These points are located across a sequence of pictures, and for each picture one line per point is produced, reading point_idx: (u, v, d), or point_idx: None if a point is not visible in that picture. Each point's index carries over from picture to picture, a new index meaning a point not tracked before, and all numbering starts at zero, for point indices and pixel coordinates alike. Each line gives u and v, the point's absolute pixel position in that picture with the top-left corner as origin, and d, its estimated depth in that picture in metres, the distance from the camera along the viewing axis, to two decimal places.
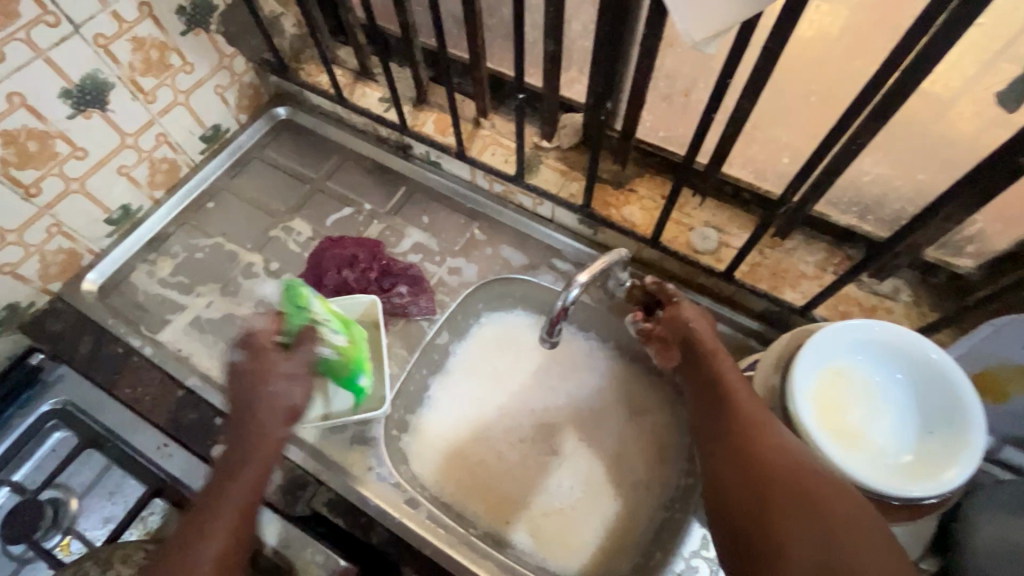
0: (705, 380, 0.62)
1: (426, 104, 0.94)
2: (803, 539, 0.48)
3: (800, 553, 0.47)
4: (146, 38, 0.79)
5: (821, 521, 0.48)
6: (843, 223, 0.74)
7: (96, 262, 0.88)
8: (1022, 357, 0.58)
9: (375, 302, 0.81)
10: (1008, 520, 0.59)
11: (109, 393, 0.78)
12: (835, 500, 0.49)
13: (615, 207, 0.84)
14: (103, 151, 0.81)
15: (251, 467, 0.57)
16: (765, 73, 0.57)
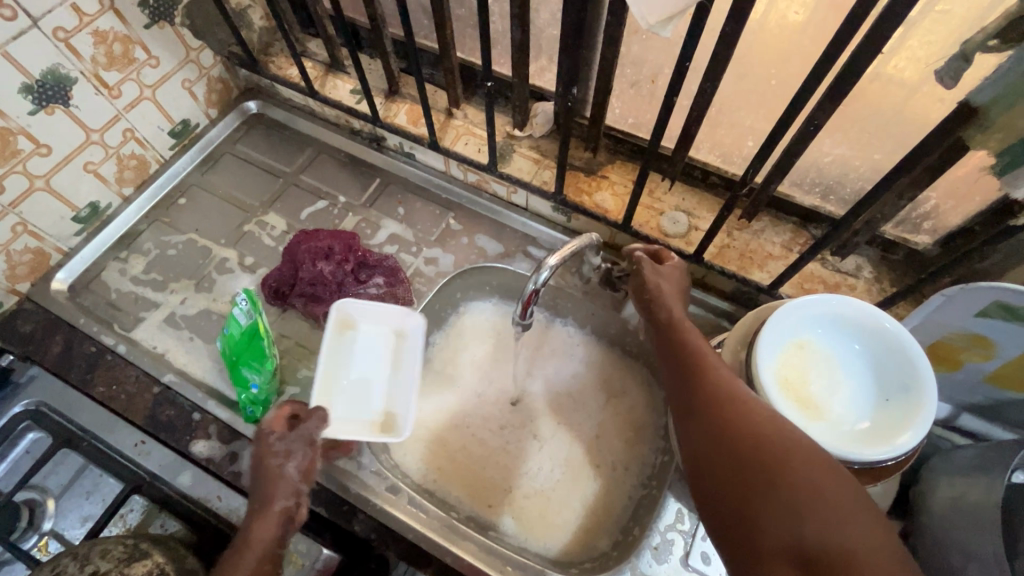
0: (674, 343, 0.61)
1: (398, 95, 0.94)
2: (774, 503, 0.46)
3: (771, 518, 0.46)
4: (108, 31, 0.78)
5: (789, 479, 0.46)
6: (807, 204, 0.77)
7: (65, 261, 0.87)
8: (971, 324, 0.61)
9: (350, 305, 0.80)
10: (961, 480, 0.62)
11: (83, 392, 0.77)
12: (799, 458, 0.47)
13: (588, 193, 0.85)
14: (68, 148, 0.80)
15: (272, 520, 0.57)
16: (724, 57, 0.58)
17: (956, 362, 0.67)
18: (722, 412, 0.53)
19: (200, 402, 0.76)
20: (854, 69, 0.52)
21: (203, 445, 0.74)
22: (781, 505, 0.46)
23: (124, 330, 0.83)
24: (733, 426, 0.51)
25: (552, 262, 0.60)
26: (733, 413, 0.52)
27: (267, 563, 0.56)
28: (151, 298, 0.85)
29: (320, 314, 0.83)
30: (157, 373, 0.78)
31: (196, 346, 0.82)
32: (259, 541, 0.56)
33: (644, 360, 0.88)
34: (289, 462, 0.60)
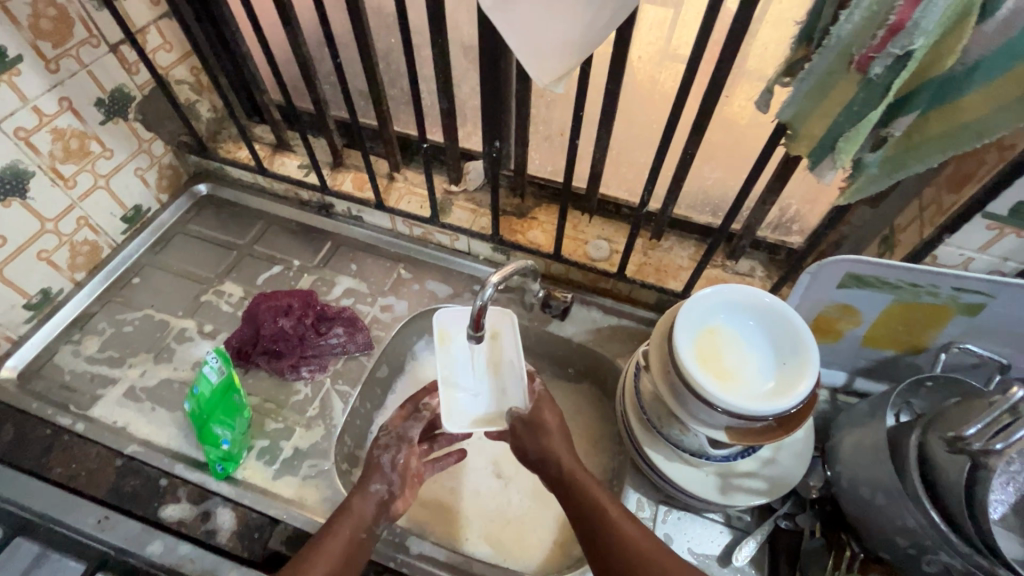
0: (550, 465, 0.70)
1: (343, 166, 1.05)
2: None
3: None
4: (66, 128, 0.85)
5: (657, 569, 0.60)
6: (702, 221, 0.93)
7: (14, 349, 0.87)
8: (834, 296, 0.75)
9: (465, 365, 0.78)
10: (860, 427, 0.73)
11: (39, 475, 0.76)
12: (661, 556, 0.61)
13: (521, 232, 0.97)
14: (23, 237, 0.83)
15: (362, 501, 0.68)
16: (610, 107, 0.74)
17: (837, 331, 0.80)
18: (595, 525, 0.64)
19: (167, 466, 0.76)
20: (707, 108, 0.69)
21: (173, 508, 0.74)
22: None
23: (80, 410, 0.82)
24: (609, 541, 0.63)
25: (493, 281, 0.69)
26: (608, 532, 0.63)
27: (362, 534, 0.66)
28: (108, 375, 0.86)
29: (284, 367, 0.87)
30: (120, 445, 0.78)
31: (158, 415, 0.82)
32: (356, 517, 0.67)
33: (591, 375, 0.97)
34: (387, 453, 0.73)
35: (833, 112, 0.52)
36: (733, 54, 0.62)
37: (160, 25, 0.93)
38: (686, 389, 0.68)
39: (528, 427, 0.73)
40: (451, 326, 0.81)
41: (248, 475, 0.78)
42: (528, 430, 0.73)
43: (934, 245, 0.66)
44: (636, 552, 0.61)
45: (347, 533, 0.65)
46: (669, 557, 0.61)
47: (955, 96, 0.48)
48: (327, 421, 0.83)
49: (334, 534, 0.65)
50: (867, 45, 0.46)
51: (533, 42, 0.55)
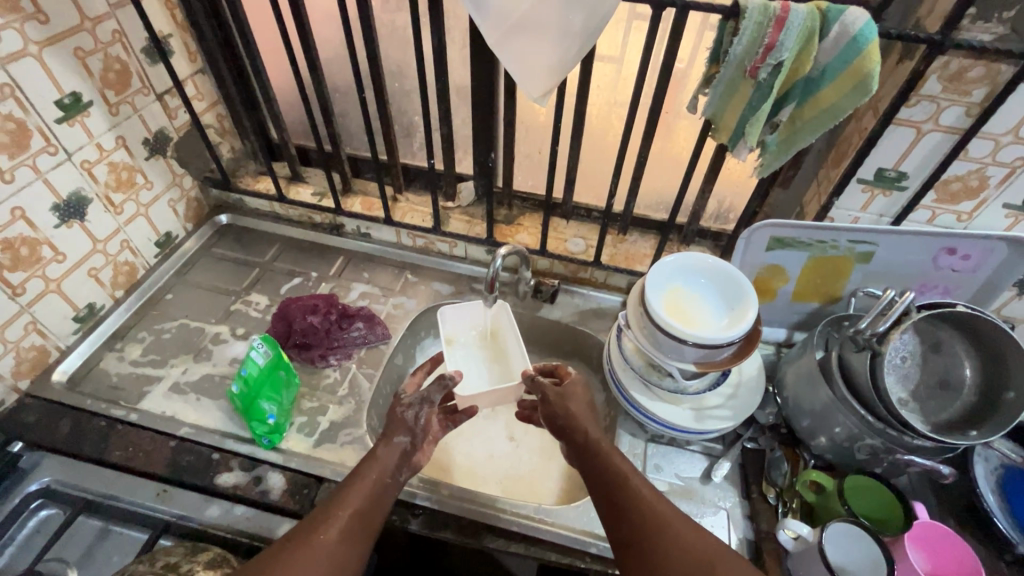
0: (579, 439, 0.80)
1: (353, 191, 1.22)
2: (676, 541, 0.68)
3: (676, 545, 0.68)
4: (119, 162, 0.99)
5: (670, 534, 0.69)
6: (658, 218, 1.14)
7: (63, 357, 0.95)
8: (765, 258, 0.95)
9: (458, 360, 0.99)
10: (797, 359, 0.91)
11: (99, 459, 0.84)
12: (677, 524, 0.70)
13: (511, 235, 1.15)
14: (78, 255, 0.95)
15: (385, 451, 0.80)
16: (580, 123, 0.95)
17: (772, 290, 1.00)
18: (619, 492, 0.74)
19: (219, 442, 0.86)
20: (653, 118, 0.90)
21: (228, 475, 0.83)
22: (674, 542, 0.68)
23: (130, 404, 0.91)
24: (626, 507, 0.72)
25: (503, 251, 0.83)
26: (630, 502, 0.72)
27: (388, 479, 0.78)
28: (153, 374, 0.96)
29: (314, 357, 0.99)
30: (173, 428, 0.87)
31: (204, 403, 0.92)
32: (383, 462, 0.79)
33: (579, 352, 1.13)
34: (411, 410, 0.84)
35: (739, 108, 0.75)
36: (667, 76, 0.84)
37: (195, 79, 1.10)
38: (659, 332, 0.85)
39: (559, 399, 0.84)
40: (455, 333, 1.01)
41: (291, 446, 0.88)
42: (557, 398, 0.84)
43: (829, 208, 0.88)
44: (654, 520, 0.70)
45: (376, 476, 0.77)
46: (684, 524, 0.70)
47: (813, 92, 0.71)
48: (357, 398, 0.95)
49: (362, 478, 0.76)
50: (754, 58, 0.69)
51: (523, 68, 0.74)
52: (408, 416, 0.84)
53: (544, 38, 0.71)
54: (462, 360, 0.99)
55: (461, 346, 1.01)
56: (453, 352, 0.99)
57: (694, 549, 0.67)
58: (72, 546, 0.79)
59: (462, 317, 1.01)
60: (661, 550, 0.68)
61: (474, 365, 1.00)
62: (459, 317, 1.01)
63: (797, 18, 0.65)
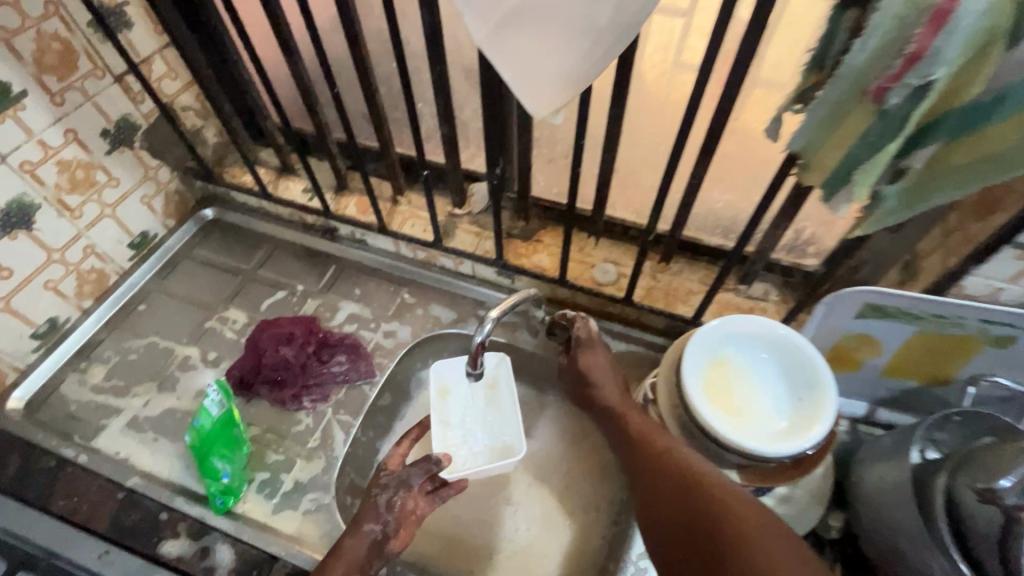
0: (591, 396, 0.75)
1: (347, 189, 1.05)
2: (681, 468, 0.60)
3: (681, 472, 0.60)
4: (71, 159, 0.85)
5: (675, 464, 0.61)
6: (714, 244, 0.90)
7: (22, 378, 0.88)
8: (852, 326, 0.71)
9: (445, 421, 0.80)
10: (884, 466, 0.69)
11: (41, 509, 0.75)
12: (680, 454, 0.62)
13: (526, 256, 0.95)
14: (29, 268, 0.84)
15: (354, 539, 0.65)
16: (616, 133, 0.72)
17: (856, 361, 0.76)
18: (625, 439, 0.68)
19: (167, 500, 0.75)
20: (714, 133, 0.66)
21: (172, 544, 0.72)
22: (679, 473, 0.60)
23: (84, 441, 0.82)
24: (660, 487, 0.61)
25: (491, 317, 0.68)
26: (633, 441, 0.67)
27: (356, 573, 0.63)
28: (111, 405, 0.86)
29: (286, 397, 0.86)
30: (121, 477, 0.77)
31: (161, 445, 0.82)
32: (350, 555, 0.64)
33: None
34: (385, 493, 0.68)
35: (847, 142, 0.50)
36: (740, 80, 0.60)
37: (164, 54, 0.93)
38: (696, 428, 0.65)
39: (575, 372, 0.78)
40: (451, 379, 0.82)
41: (248, 509, 0.77)
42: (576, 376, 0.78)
43: (957, 276, 0.64)
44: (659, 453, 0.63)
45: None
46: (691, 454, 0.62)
47: (978, 127, 0.45)
48: (328, 452, 0.82)
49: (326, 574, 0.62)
50: (883, 75, 0.43)
51: (526, 76, 0.53)
52: (384, 496, 0.68)
53: (554, 36, 0.49)
54: (456, 419, 0.81)
55: (457, 398, 0.81)
56: (445, 407, 0.81)
57: (695, 475, 0.59)
58: None
59: (460, 361, 0.81)
60: (666, 485, 0.60)
61: (471, 422, 0.81)
62: (456, 362, 0.82)
63: (972, 15, 0.38)
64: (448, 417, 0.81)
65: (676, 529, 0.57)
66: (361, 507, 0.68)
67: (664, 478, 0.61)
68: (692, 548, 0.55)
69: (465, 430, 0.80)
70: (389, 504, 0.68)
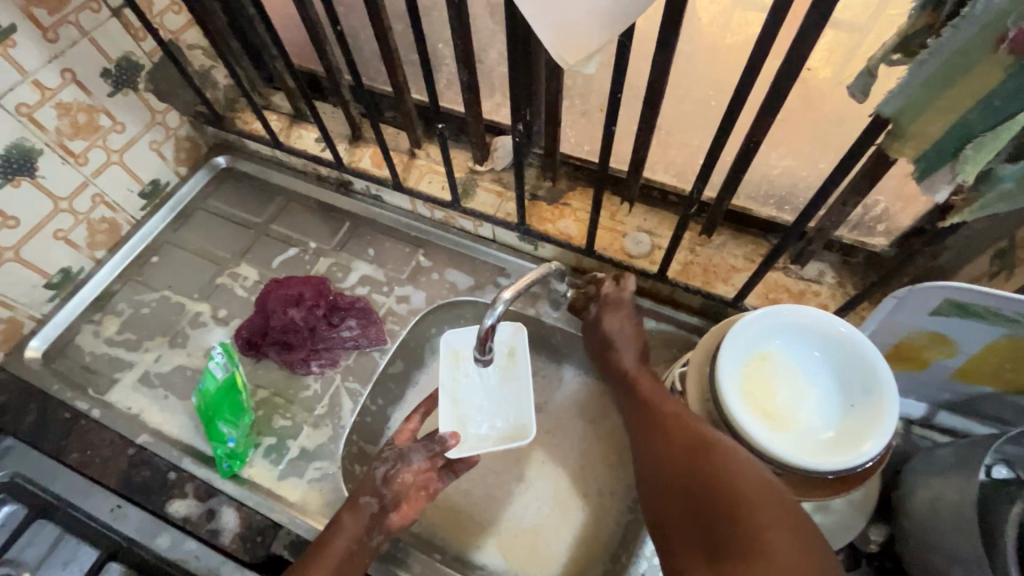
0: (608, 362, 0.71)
1: (361, 140, 0.97)
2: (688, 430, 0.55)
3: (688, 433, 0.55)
4: (71, 102, 0.80)
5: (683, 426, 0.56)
6: (764, 215, 0.78)
7: (38, 328, 0.87)
8: (924, 323, 0.61)
9: (457, 393, 0.75)
10: (936, 482, 0.62)
11: (58, 459, 0.77)
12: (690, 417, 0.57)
13: (551, 221, 0.87)
14: (37, 218, 0.82)
15: (350, 512, 0.64)
16: (660, 84, 0.61)
17: (922, 361, 0.67)
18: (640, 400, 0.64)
19: (176, 459, 0.76)
20: (781, 87, 0.54)
21: (179, 504, 0.74)
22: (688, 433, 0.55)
23: (98, 394, 0.83)
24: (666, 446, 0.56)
25: (504, 298, 0.62)
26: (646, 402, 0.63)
27: (355, 546, 0.62)
28: (124, 359, 0.86)
29: (295, 360, 0.83)
30: (132, 434, 0.78)
31: (172, 403, 0.82)
32: (347, 529, 0.63)
33: None
34: (382, 467, 0.67)
35: (962, 106, 0.41)
36: (821, 20, 0.48)
37: None
38: (727, 431, 0.58)
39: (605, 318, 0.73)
40: (464, 347, 0.75)
41: (253, 474, 0.76)
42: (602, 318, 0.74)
43: None
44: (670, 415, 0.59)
45: (339, 548, 0.62)
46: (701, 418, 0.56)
47: None
48: (336, 421, 0.80)
49: (323, 545, 0.62)
50: None
51: (555, 9, 0.43)
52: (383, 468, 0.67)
53: None
54: (469, 391, 0.75)
55: (472, 368, 0.75)
56: (458, 377, 0.75)
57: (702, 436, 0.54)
58: (33, 547, 0.74)
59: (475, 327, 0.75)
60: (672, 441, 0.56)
61: (484, 395, 0.75)
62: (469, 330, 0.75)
63: None
64: (459, 389, 0.75)
65: (672, 484, 0.53)
66: (362, 481, 0.67)
67: (672, 434, 0.56)
68: (686, 505, 0.51)
69: (479, 405, 0.74)
70: (388, 478, 0.66)
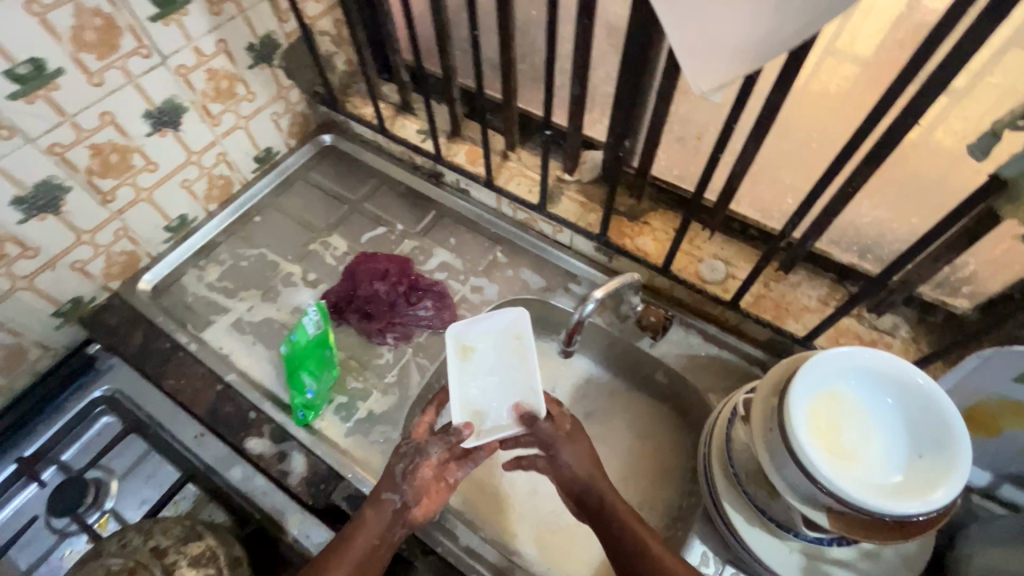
0: None
1: (459, 137, 1.03)
2: None
3: None
4: (219, 69, 0.90)
5: None
6: (844, 260, 0.80)
7: (152, 265, 0.97)
8: (1008, 390, 0.62)
9: (467, 379, 0.72)
10: (994, 551, 0.61)
11: (156, 384, 0.85)
12: None
13: (630, 236, 0.90)
14: (172, 166, 0.91)
15: (372, 510, 0.67)
16: (769, 120, 0.64)
17: (995, 429, 0.66)
18: None
19: (257, 402, 0.83)
20: (889, 137, 0.57)
21: (256, 442, 0.79)
22: None
23: (195, 331, 0.91)
24: None
25: (595, 298, 0.74)
26: None
27: (377, 541, 0.66)
28: (222, 304, 0.94)
29: (372, 330, 0.90)
30: (221, 372, 0.86)
31: (258, 350, 0.89)
32: (371, 525, 0.66)
33: (673, 403, 0.92)
34: (400, 464, 0.69)
35: None
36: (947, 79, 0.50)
37: None
38: (789, 457, 0.59)
39: None
40: (469, 337, 0.75)
41: (324, 427, 0.82)
42: None
43: None
44: None
45: (361, 543, 0.65)
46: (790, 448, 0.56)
47: None
48: (403, 391, 0.86)
49: (348, 541, 0.65)
50: None
51: (702, 37, 0.47)
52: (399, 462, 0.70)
53: None
54: (479, 378, 0.73)
55: (481, 352, 0.74)
56: (469, 367, 0.73)
57: None
58: (121, 458, 0.81)
59: (480, 318, 0.76)
60: None
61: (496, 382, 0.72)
62: (481, 319, 0.76)
63: None
64: (470, 377, 0.73)
65: None
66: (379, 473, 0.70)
67: None
68: None
69: (490, 392, 0.72)
70: (406, 468, 0.69)
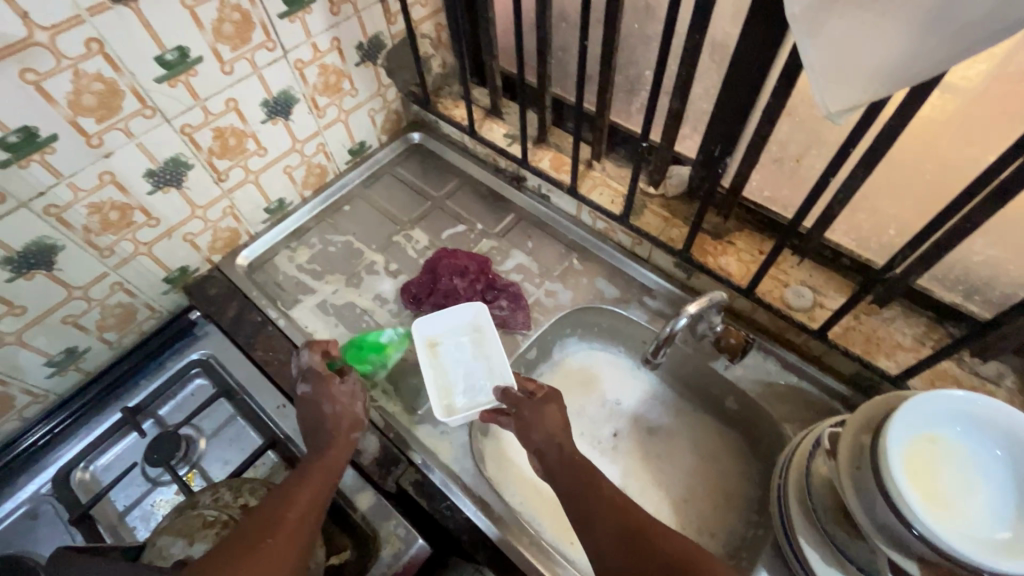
0: None
1: (545, 143, 1.05)
2: None
3: None
4: (330, 65, 0.96)
5: None
6: (947, 300, 0.77)
7: (249, 243, 1.03)
8: None
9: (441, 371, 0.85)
10: None
11: (246, 353, 0.91)
12: None
13: (712, 255, 0.89)
14: (279, 152, 0.98)
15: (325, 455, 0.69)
16: (886, 148, 0.62)
17: None
18: None
19: None
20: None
21: None
22: None
23: (284, 307, 0.97)
24: None
25: (689, 312, 0.75)
26: None
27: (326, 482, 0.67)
28: (309, 285, 1.00)
29: None
30: None
31: (339, 332, 0.94)
32: (319, 469, 0.67)
33: (744, 428, 0.89)
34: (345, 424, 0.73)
35: None
36: None
37: None
38: (881, 496, 0.57)
39: None
40: (437, 336, 0.89)
41: (396, 412, 0.86)
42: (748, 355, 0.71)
43: None
44: None
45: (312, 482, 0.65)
46: None
47: None
48: None
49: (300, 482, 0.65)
50: None
51: (837, 59, 0.47)
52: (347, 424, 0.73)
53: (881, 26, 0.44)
54: (450, 371, 0.86)
55: (452, 346, 0.88)
56: (440, 362, 0.87)
57: None
58: (211, 419, 0.87)
59: (439, 317, 0.90)
60: None
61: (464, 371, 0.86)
62: (442, 317, 0.89)
63: None
64: (443, 370, 0.86)
65: None
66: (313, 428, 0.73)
67: None
68: None
69: (460, 380, 0.84)
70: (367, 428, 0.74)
